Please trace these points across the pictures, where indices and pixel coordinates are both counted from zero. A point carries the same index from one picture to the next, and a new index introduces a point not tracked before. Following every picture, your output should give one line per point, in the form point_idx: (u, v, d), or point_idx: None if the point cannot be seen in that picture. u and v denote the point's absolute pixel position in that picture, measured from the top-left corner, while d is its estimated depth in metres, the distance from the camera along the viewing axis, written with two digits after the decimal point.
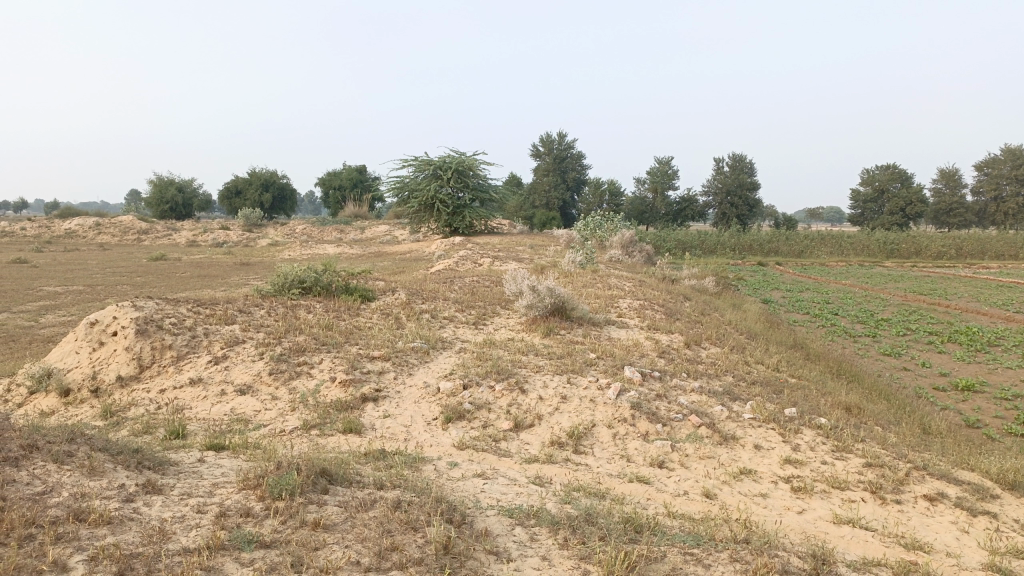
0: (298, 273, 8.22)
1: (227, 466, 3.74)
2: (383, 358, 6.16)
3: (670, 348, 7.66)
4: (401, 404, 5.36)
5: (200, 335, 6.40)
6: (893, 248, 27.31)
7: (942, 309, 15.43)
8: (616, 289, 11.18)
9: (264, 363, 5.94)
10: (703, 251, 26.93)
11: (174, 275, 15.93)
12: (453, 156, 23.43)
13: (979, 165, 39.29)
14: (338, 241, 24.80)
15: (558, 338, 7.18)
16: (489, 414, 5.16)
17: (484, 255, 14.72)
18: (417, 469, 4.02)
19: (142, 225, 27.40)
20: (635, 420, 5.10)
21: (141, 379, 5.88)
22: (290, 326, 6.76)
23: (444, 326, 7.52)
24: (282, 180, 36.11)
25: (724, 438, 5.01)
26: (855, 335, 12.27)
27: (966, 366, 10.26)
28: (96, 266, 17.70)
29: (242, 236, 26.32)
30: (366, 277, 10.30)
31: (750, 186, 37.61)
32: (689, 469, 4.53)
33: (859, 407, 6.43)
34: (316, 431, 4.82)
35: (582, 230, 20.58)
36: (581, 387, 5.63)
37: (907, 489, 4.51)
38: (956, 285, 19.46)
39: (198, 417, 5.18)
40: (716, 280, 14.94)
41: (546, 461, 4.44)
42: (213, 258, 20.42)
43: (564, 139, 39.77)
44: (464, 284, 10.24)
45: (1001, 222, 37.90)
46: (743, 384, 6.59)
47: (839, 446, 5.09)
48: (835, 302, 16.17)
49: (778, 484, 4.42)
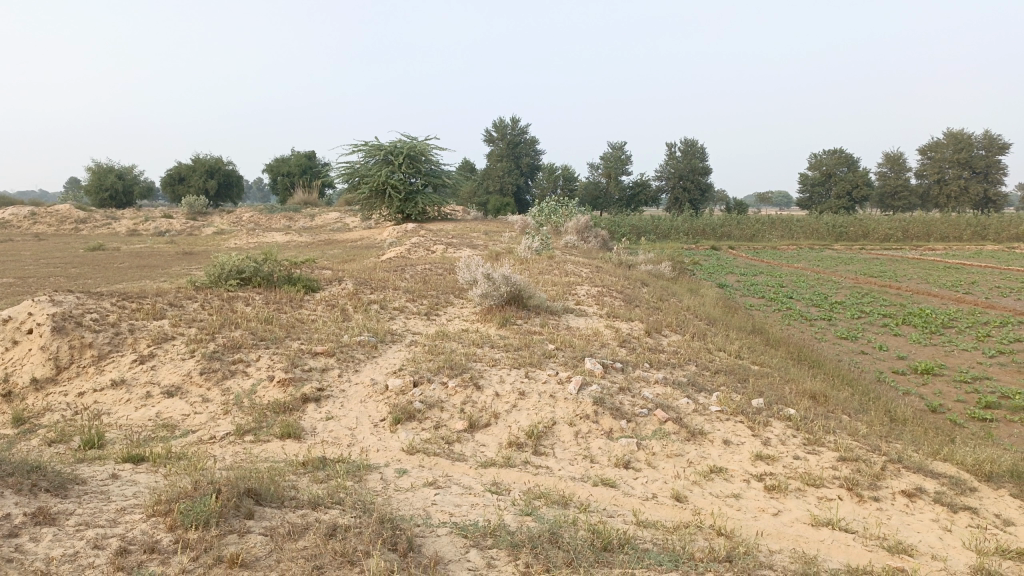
0: (236, 262, 7.70)
1: (144, 484, 3.30)
2: (326, 353, 5.73)
3: (630, 336, 7.38)
4: (346, 404, 4.95)
5: (125, 332, 5.88)
6: (842, 232, 27.63)
7: (894, 291, 15.48)
8: (573, 275, 10.88)
9: (195, 362, 5.46)
10: (657, 236, 26.90)
11: (113, 266, 15.10)
12: (404, 142, 22.81)
13: (923, 149, 40.02)
14: (286, 229, 24.05)
15: (514, 329, 6.83)
16: (441, 413, 4.78)
17: (437, 242, 14.27)
18: (361, 481, 3.63)
19: (80, 214, 26.19)
20: (598, 417, 4.77)
21: (58, 382, 5.35)
22: (226, 321, 6.27)
23: (394, 318, 7.11)
24: (228, 166, 34.94)
25: (692, 433, 4.71)
26: (812, 319, 12.17)
27: (923, 349, 10.20)
28: (30, 257, 16.72)
29: (186, 225, 25.35)
30: (311, 266, 9.78)
31: (702, 171, 37.70)
32: (657, 469, 4.22)
33: (825, 395, 6.22)
34: (251, 437, 4.39)
35: (537, 216, 20.20)
36: (539, 382, 5.29)
37: (884, 484, 4.27)
38: (905, 267, 19.70)
39: (120, 423, 4.70)
40: (672, 266, 14.74)
41: (503, 465, 4.08)
42: (154, 247, 19.56)
43: (517, 124, 39.30)
44: (415, 272, 9.80)
45: (944, 205, 38.69)
46: (707, 374, 6.32)
47: (811, 439, 4.83)
48: (789, 285, 16.09)
49: (751, 483, 4.14)
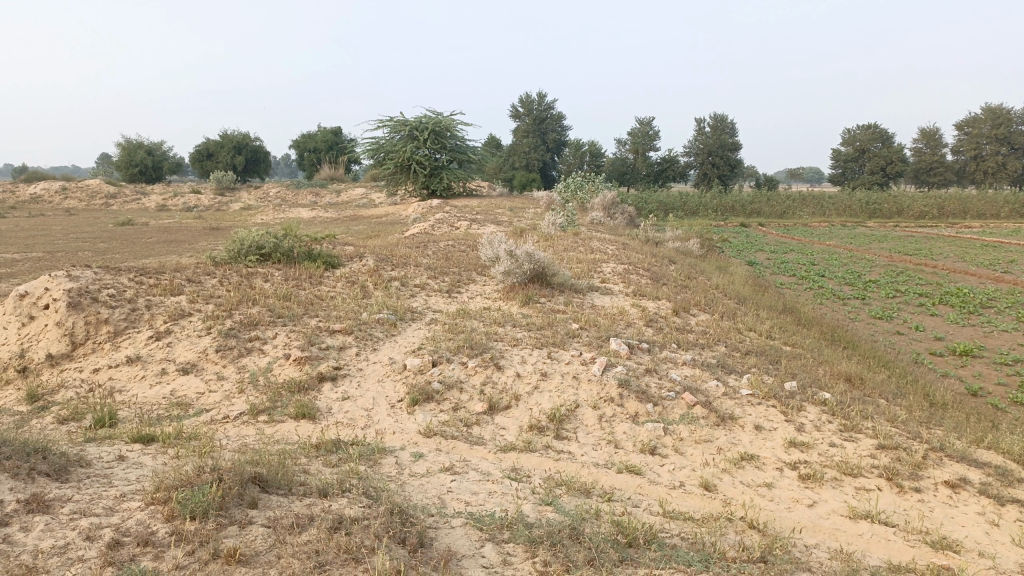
0: (255, 238, 7.58)
1: (151, 467, 3.20)
2: (344, 331, 5.59)
3: (657, 316, 7.16)
4: (363, 384, 4.81)
5: (142, 308, 5.78)
6: (876, 209, 26.98)
7: (930, 269, 15.04)
8: (599, 253, 10.64)
9: (211, 339, 5.34)
10: (685, 213, 26.50)
11: (140, 241, 15.09)
12: (429, 117, 22.57)
13: (960, 123, 38.92)
14: (312, 205, 24.05)
15: (537, 307, 6.64)
16: (460, 395, 4.62)
17: (461, 218, 14.09)
18: (375, 465, 3.50)
19: (110, 189, 26.36)
20: (623, 400, 4.58)
21: (73, 358, 5.27)
22: (244, 297, 6.15)
23: (415, 295, 6.96)
24: (255, 142, 34.95)
25: (721, 418, 4.50)
26: (845, 298, 11.82)
27: (961, 330, 9.85)
28: (60, 232, 16.82)
29: (213, 200, 25.43)
30: (333, 242, 9.64)
31: (731, 146, 37.05)
32: (685, 455, 4.03)
33: (861, 378, 5.96)
34: (264, 417, 4.27)
35: (562, 192, 19.92)
36: (562, 363, 5.10)
37: (925, 474, 4.04)
38: (940, 245, 19.15)
39: (133, 401, 4.60)
40: (700, 243, 14.42)
41: (524, 450, 3.92)
42: (182, 223, 19.59)
43: (544, 99, 38.83)
44: (438, 249, 9.63)
45: (980, 181, 37.67)
46: (737, 355, 6.09)
47: (848, 426, 4.59)
48: (821, 263, 15.70)
49: (784, 471, 3.93)
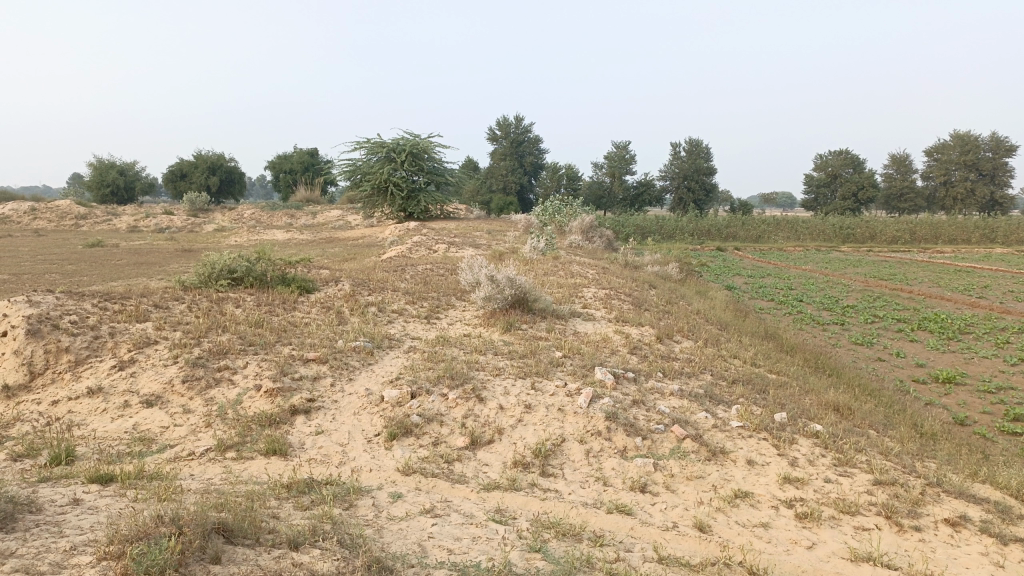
0: (227, 261, 7.34)
1: (108, 512, 2.96)
2: (319, 360, 5.36)
3: (641, 342, 7.01)
4: (338, 417, 4.58)
5: (105, 336, 5.51)
6: (849, 233, 27.20)
7: (906, 294, 15.08)
8: (580, 277, 10.51)
9: (177, 369, 5.09)
10: (662, 236, 26.55)
11: (110, 263, 14.70)
12: (407, 139, 22.44)
13: (930, 150, 39.54)
14: (287, 227, 23.71)
15: (519, 334, 6.46)
16: (441, 428, 4.40)
17: (439, 241, 13.91)
18: (351, 508, 3.28)
19: (81, 210, 25.86)
20: (611, 434, 4.40)
21: (31, 389, 4.99)
22: (214, 324, 5.90)
23: (392, 321, 6.75)
24: (230, 162, 34.56)
25: (713, 452, 4.33)
26: (824, 323, 11.78)
27: (942, 356, 9.80)
28: (27, 253, 16.35)
29: (186, 221, 25.02)
30: (308, 266, 9.40)
31: (707, 171, 37.34)
32: (677, 493, 3.85)
33: (849, 407, 5.83)
34: (233, 454, 4.03)
35: (540, 215, 19.82)
36: (547, 395, 4.91)
37: (924, 512, 3.89)
38: (915, 270, 19.28)
39: (94, 436, 4.34)
40: (680, 268, 14.36)
41: (509, 489, 3.72)
42: (154, 244, 19.20)
43: (521, 123, 38.96)
44: (416, 272, 9.44)
45: (950, 207, 38.25)
46: (724, 384, 5.93)
47: (842, 460, 4.44)
48: (798, 288, 15.71)
49: (780, 510, 3.76)
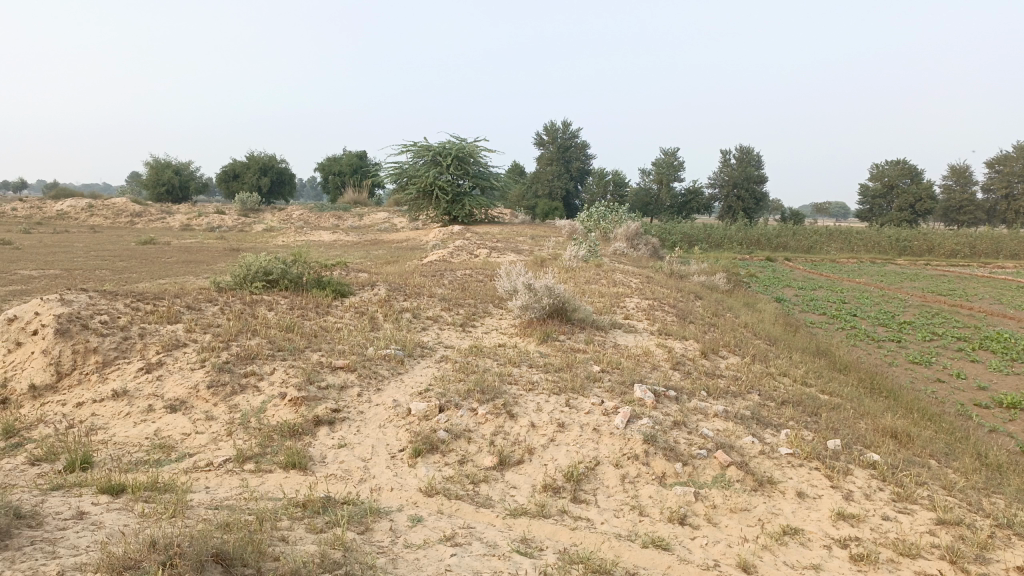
0: (263, 263, 7.25)
1: (109, 529, 2.79)
2: (347, 368, 5.19)
3: (684, 357, 6.70)
4: (363, 429, 4.39)
5: (135, 337, 5.42)
6: (906, 246, 26.23)
7: (966, 311, 14.40)
8: (622, 286, 10.22)
9: (203, 373, 4.96)
10: (710, 245, 26.05)
11: (160, 261, 14.87)
12: (453, 142, 22.40)
13: (991, 162, 38.08)
14: (334, 228, 23.81)
15: (556, 346, 6.21)
16: (468, 446, 4.18)
17: (481, 246, 13.74)
18: (366, 532, 3.08)
19: (136, 208, 26.38)
20: (649, 458, 4.13)
21: (58, 390, 4.91)
22: (244, 327, 5.79)
23: (426, 328, 6.57)
24: (281, 163, 35.01)
25: (759, 482, 4.03)
26: (879, 340, 11.26)
27: (1006, 378, 9.25)
28: (82, 249, 16.68)
29: (236, 221, 25.36)
30: (346, 269, 9.29)
31: (757, 179, 36.57)
32: (719, 527, 3.57)
33: (908, 435, 5.43)
34: (252, 466, 3.87)
35: (585, 222, 19.54)
36: (581, 413, 4.65)
37: (994, 557, 3.52)
38: (975, 285, 18.48)
39: (114, 441, 4.21)
40: (727, 278, 13.95)
41: (537, 516, 3.47)
42: (203, 242, 19.44)
43: (569, 128, 38.67)
44: (455, 278, 9.25)
45: (1012, 221, 36.80)
46: (772, 405, 5.59)
47: (901, 495, 4.09)
48: (851, 302, 15.14)
49: (833, 550, 3.45)
